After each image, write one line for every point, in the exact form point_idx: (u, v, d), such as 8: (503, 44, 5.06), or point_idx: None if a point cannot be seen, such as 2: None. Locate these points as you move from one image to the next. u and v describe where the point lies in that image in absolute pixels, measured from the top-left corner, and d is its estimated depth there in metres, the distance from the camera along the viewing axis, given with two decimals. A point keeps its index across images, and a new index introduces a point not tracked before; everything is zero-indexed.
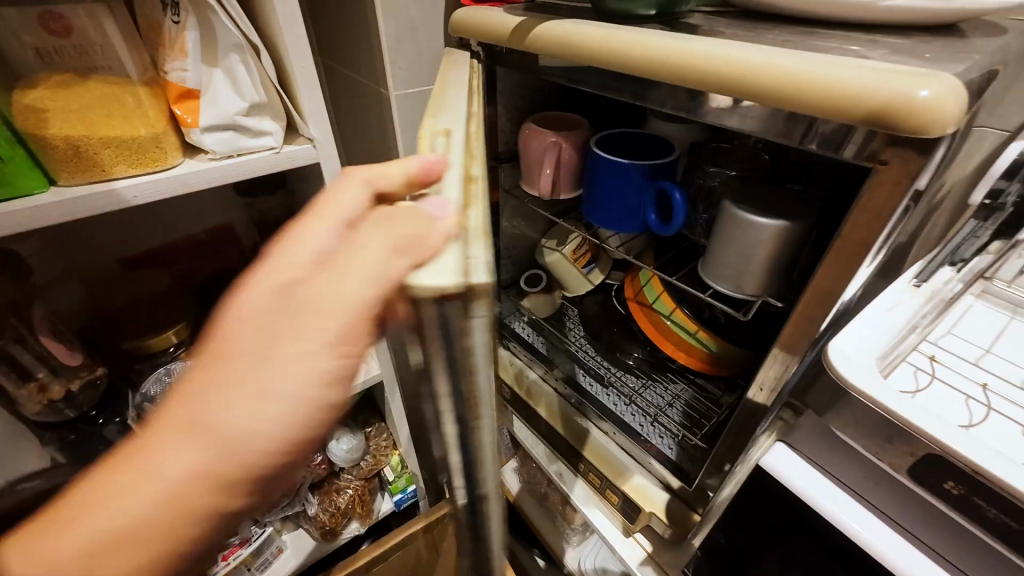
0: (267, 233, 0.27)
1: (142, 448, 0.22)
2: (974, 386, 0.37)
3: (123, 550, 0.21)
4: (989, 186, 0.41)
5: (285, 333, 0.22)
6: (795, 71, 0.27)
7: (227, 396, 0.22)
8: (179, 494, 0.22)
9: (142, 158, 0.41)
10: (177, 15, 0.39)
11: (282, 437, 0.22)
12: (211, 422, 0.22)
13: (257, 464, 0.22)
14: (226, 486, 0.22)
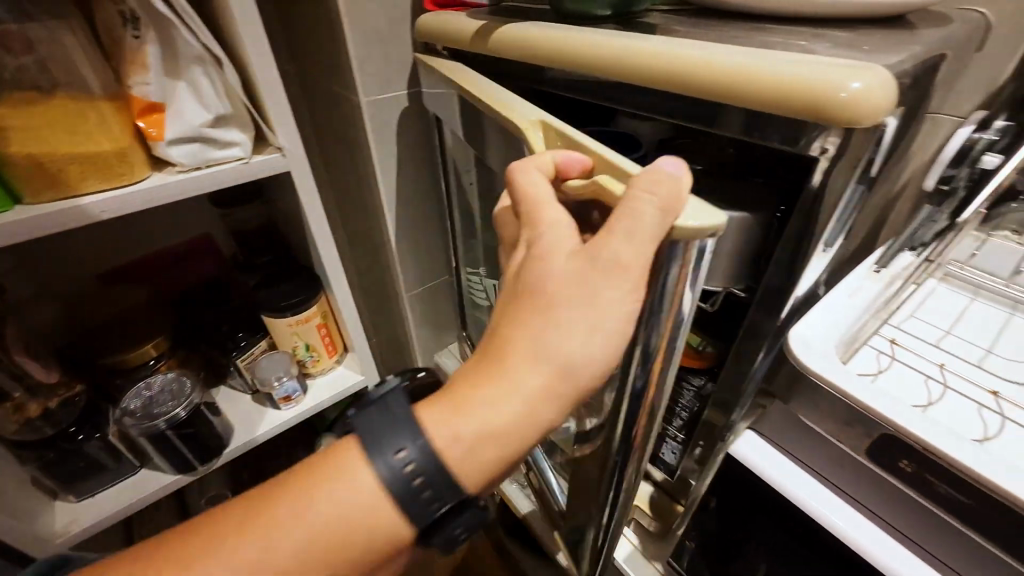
0: (539, 209, 0.29)
1: (511, 371, 0.29)
2: (932, 366, 0.38)
3: (492, 441, 0.29)
4: (940, 171, 0.41)
5: (596, 285, 0.27)
6: (738, 68, 0.28)
7: (543, 341, 0.28)
8: (523, 414, 0.29)
9: (108, 173, 0.42)
10: (137, 30, 0.39)
11: (598, 360, 0.28)
12: (553, 352, 0.28)
13: (580, 378, 0.29)
14: (566, 394, 0.29)
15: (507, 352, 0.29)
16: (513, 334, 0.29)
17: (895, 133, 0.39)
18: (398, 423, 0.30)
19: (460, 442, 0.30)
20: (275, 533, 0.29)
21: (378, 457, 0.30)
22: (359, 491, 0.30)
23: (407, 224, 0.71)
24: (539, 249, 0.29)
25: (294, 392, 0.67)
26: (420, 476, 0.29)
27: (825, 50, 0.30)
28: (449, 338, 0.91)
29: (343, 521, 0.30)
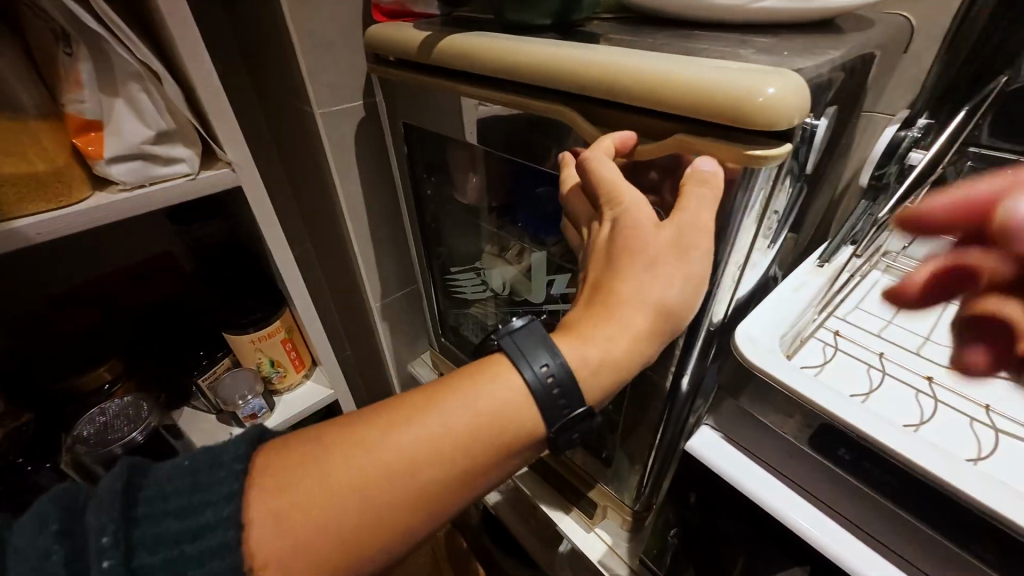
0: (615, 182, 0.32)
1: (614, 326, 0.32)
2: (873, 355, 0.40)
3: (607, 369, 0.32)
4: (872, 167, 0.44)
5: (692, 239, 0.31)
6: (670, 75, 0.30)
7: (645, 289, 0.31)
8: (630, 348, 0.32)
9: (45, 194, 0.40)
10: (69, 47, 0.38)
11: (684, 303, 0.32)
12: (650, 302, 0.31)
13: (669, 322, 0.32)
14: (656, 336, 0.33)
15: (616, 294, 0.32)
16: (624, 273, 0.32)
17: (826, 131, 0.40)
18: (539, 342, 0.33)
19: (582, 370, 0.32)
20: (432, 421, 0.31)
21: (522, 371, 0.32)
22: (509, 388, 0.32)
23: (372, 235, 0.70)
24: (640, 202, 0.32)
25: (259, 410, 0.65)
26: (557, 387, 0.31)
27: (749, 57, 0.31)
28: (421, 347, 0.90)
29: (495, 409, 0.32)
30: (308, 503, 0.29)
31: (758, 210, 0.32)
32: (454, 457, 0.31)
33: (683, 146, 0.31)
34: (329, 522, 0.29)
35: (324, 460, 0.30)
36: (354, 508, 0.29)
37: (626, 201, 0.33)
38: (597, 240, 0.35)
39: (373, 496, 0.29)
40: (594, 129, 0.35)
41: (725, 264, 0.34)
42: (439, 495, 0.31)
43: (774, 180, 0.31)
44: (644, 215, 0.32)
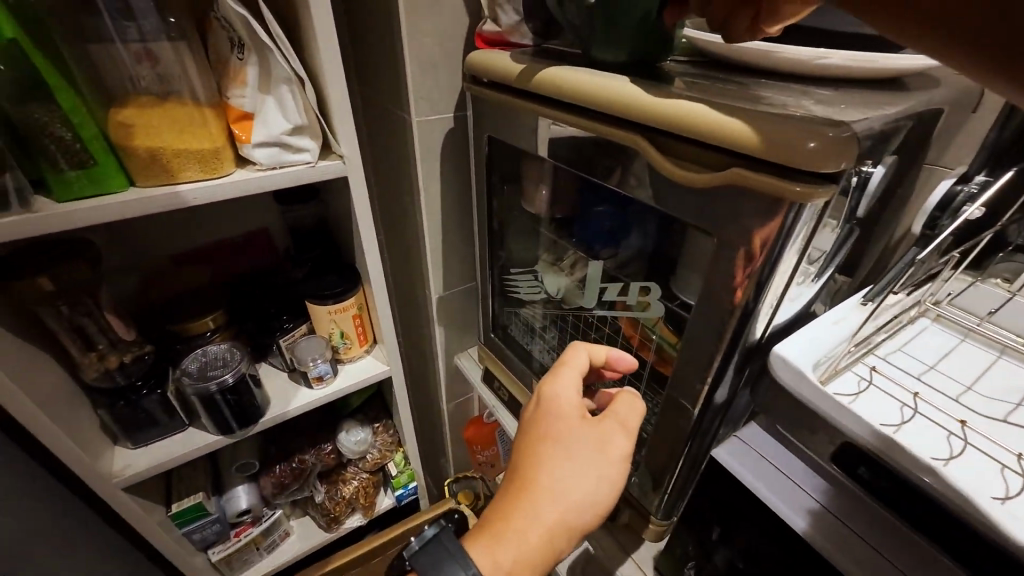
0: (557, 386, 0.49)
1: (537, 505, 0.42)
2: (907, 393, 0.41)
3: (522, 563, 0.40)
4: (925, 218, 0.46)
5: (603, 450, 0.45)
6: (732, 116, 0.34)
7: (564, 476, 0.43)
8: (545, 541, 0.41)
9: (205, 166, 0.50)
10: (242, 54, 0.48)
11: (594, 502, 0.43)
12: (566, 490, 0.42)
13: (579, 517, 0.42)
14: (565, 528, 0.42)
15: (537, 486, 0.42)
16: (537, 472, 0.43)
17: (881, 179, 0.43)
18: (451, 558, 0.43)
19: (497, 566, 0.41)
20: None
21: None
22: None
23: (443, 233, 0.78)
24: (555, 415, 0.47)
25: (326, 373, 0.74)
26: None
27: (810, 107, 0.35)
28: (470, 342, 0.97)
29: None
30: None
31: (801, 243, 0.36)
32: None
33: (735, 179, 0.35)
34: None
35: None
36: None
37: (545, 414, 0.48)
38: (540, 413, 0.48)
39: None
40: (661, 156, 0.40)
41: (768, 287, 0.38)
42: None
43: (818, 217, 0.35)
44: (558, 427, 0.46)
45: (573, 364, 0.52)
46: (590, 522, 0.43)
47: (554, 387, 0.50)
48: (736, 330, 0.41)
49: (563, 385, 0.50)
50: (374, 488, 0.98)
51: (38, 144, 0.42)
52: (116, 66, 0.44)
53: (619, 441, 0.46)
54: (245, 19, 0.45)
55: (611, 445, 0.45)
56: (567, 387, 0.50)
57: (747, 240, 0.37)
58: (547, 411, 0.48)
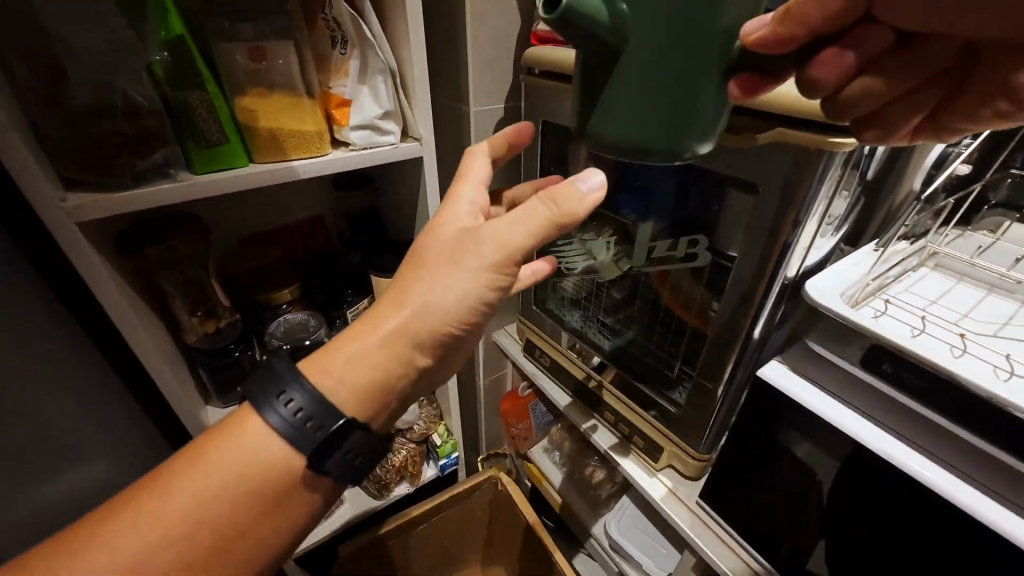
0: (450, 194, 0.44)
1: (378, 318, 0.41)
2: (916, 317, 0.50)
3: (358, 368, 0.41)
4: (923, 177, 0.56)
5: (460, 260, 0.40)
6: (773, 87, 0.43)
7: (411, 288, 0.40)
8: (381, 351, 0.41)
9: (310, 146, 0.58)
10: (345, 49, 0.56)
11: (444, 314, 0.40)
12: (412, 302, 0.40)
13: (423, 326, 0.40)
14: (407, 339, 0.41)
15: (386, 298, 0.42)
16: (396, 282, 0.42)
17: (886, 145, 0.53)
18: (279, 384, 0.40)
19: (332, 371, 0.41)
20: (195, 494, 0.39)
21: (270, 415, 0.40)
22: (255, 440, 0.40)
23: None
24: (431, 224, 0.43)
25: None
26: (303, 414, 0.39)
27: None
28: (506, 320, 1.05)
29: (254, 463, 0.40)
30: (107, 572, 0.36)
31: (830, 189, 0.45)
32: (229, 501, 0.39)
33: (779, 137, 0.43)
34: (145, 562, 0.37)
35: (132, 509, 0.38)
36: (143, 560, 0.37)
37: (423, 228, 0.43)
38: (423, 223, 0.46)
39: (148, 563, 0.37)
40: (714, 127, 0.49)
41: (803, 225, 0.46)
42: (224, 534, 0.40)
43: (844, 168, 0.44)
44: (426, 237, 0.42)
45: (478, 170, 0.46)
46: (441, 330, 0.41)
47: (449, 193, 0.44)
48: (775, 268, 0.50)
49: (452, 204, 0.44)
50: (419, 459, 1.04)
51: (187, 125, 0.50)
52: (240, 61, 0.52)
53: (482, 250, 0.40)
54: (355, 19, 0.53)
55: (471, 256, 0.40)
56: (464, 195, 0.44)
57: (788, 190, 0.45)
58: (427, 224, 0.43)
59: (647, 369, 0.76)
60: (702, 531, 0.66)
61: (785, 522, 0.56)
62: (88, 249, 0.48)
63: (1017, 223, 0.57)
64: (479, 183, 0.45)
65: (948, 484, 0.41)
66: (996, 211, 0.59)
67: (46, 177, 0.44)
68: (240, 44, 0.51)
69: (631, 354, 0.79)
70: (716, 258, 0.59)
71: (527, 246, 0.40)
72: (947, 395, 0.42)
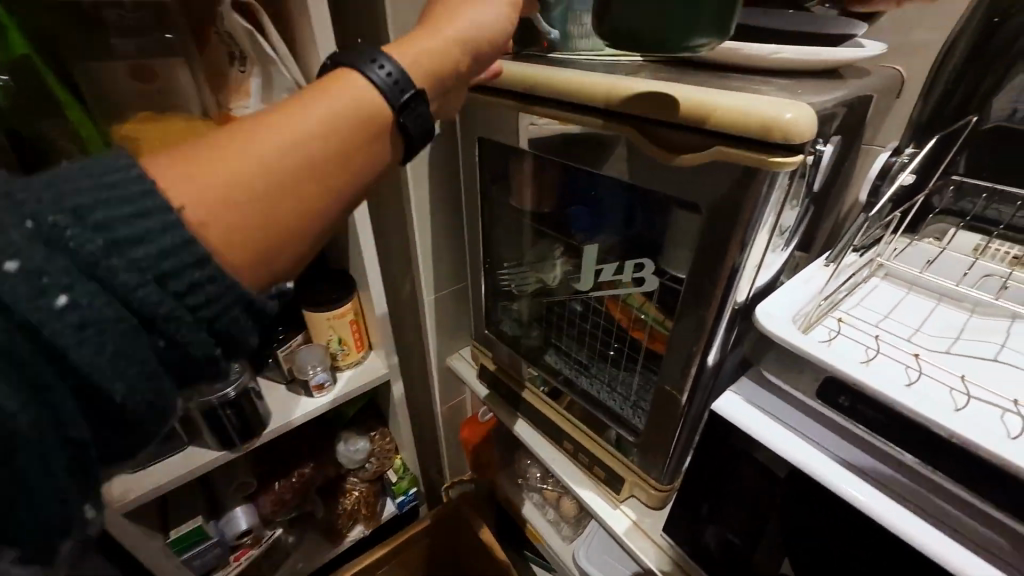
0: None
1: (435, 19, 0.40)
2: (870, 336, 0.48)
3: (427, 60, 0.38)
4: (869, 187, 0.54)
5: None
6: (712, 104, 0.39)
7: (457, 8, 0.41)
8: (446, 45, 0.39)
9: None
10: (245, 67, 0.50)
11: (491, 21, 0.41)
12: (461, 10, 0.40)
13: (473, 32, 0.40)
14: (465, 37, 0.40)
15: (430, 21, 0.40)
16: (431, 21, 0.40)
17: (830, 156, 0.50)
18: (368, 53, 0.36)
19: (404, 52, 0.38)
20: (291, 122, 0.32)
21: (363, 73, 0.35)
22: (357, 88, 0.35)
23: (432, 236, 0.80)
24: None
25: (326, 381, 0.75)
26: (394, 78, 0.35)
27: (772, 94, 0.42)
28: (461, 344, 0.99)
29: (352, 111, 0.34)
30: (234, 169, 0.31)
31: (775, 209, 0.42)
32: (341, 142, 0.34)
33: (718, 156, 0.40)
34: (246, 189, 0.31)
35: (216, 153, 0.31)
36: (266, 184, 0.31)
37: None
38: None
39: (274, 159, 0.32)
40: (650, 141, 0.45)
41: (751, 246, 0.43)
42: (337, 162, 0.34)
43: (786, 188, 0.41)
44: None
45: None
46: (485, 50, 0.42)
47: None
48: (724, 294, 0.46)
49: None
50: (374, 498, 0.97)
51: None
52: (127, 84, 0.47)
53: None
54: (250, 32, 0.47)
55: None
56: None
57: (731, 210, 0.42)
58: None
59: (606, 393, 0.72)
60: (669, 568, 0.62)
61: (749, 557, 0.52)
62: None
63: (962, 230, 0.56)
64: None
65: (895, 517, 0.39)
66: (942, 218, 0.58)
67: None
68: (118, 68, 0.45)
69: (590, 377, 0.75)
70: (665, 281, 0.56)
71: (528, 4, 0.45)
72: (905, 427, 0.39)
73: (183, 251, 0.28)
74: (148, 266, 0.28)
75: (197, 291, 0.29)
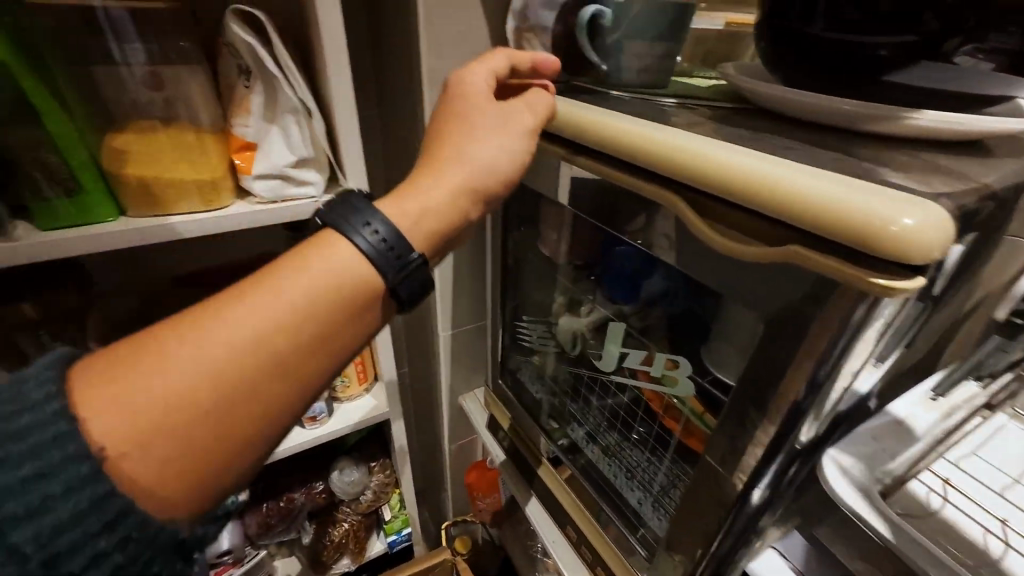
0: (465, 74, 0.41)
1: (440, 159, 0.37)
2: (992, 518, 0.40)
3: (430, 216, 0.35)
4: (1011, 305, 0.47)
5: (501, 113, 0.39)
6: (790, 187, 0.28)
7: (467, 150, 0.37)
8: (451, 199, 0.36)
9: (203, 197, 0.47)
10: (249, 82, 0.45)
11: (503, 165, 0.38)
12: (467, 155, 0.37)
13: (477, 180, 0.37)
14: (472, 187, 0.36)
15: (437, 157, 0.37)
16: (438, 150, 0.37)
17: (960, 256, 0.36)
18: (360, 210, 0.32)
19: (404, 212, 0.34)
20: (249, 311, 0.27)
21: (347, 237, 0.31)
22: (344, 260, 0.31)
23: (454, 271, 0.74)
24: (457, 103, 0.39)
25: (320, 412, 0.70)
26: (387, 242, 0.31)
27: (885, 173, 0.30)
28: (476, 383, 0.91)
29: (322, 289, 0.29)
30: (175, 375, 0.25)
31: (880, 328, 0.30)
32: (324, 322, 0.29)
33: (795, 258, 0.29)
34: (186, 406, 0.25)
35: (144, 361, 0.25)
36: (214, 394, 0.26)
37: (457, 87, 0.40)
38: (439, 110, 0.40)
39: (228, 360, 0.26)
40: (700, 218, 0.34)
41: (827, 383, 0.31)
42: (314, 349, 0.29)
43: (896, 306, 0.29)
44: (465, 110, 0.39)
45: (499, 64, 0.43)
46: (496, 194, 0.38)
47: (457, 78, 0.41)
48: (782, 429, 0.34)
49: (478, 68, 0.41)
50: (364, 533, 0.91)
51: (26, 170, 0.41)
52: (132, 90, 0.43)
53: (524, 118, 0.40)
54: (252, 47, 0.43)
55: (516, 126, 0.39)
56: (478, 77, 0.41)
57: (798, 327, 0.31)
58: (453, 96, 0.40)
59: (624, 479, 0.60)
60: None
61: None
62: None
63: None
64: (496, 79, 0.42)
65: None
66: None
67: None
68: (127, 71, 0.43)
69: (608, 458, 0.63)
70: (705, 380, 0.44)
71: (537, 129, 0.41)
72: None
73: (100, 507, 0.24)
74: (41, 546, 0.23)
75: (100, 562, 0.24)
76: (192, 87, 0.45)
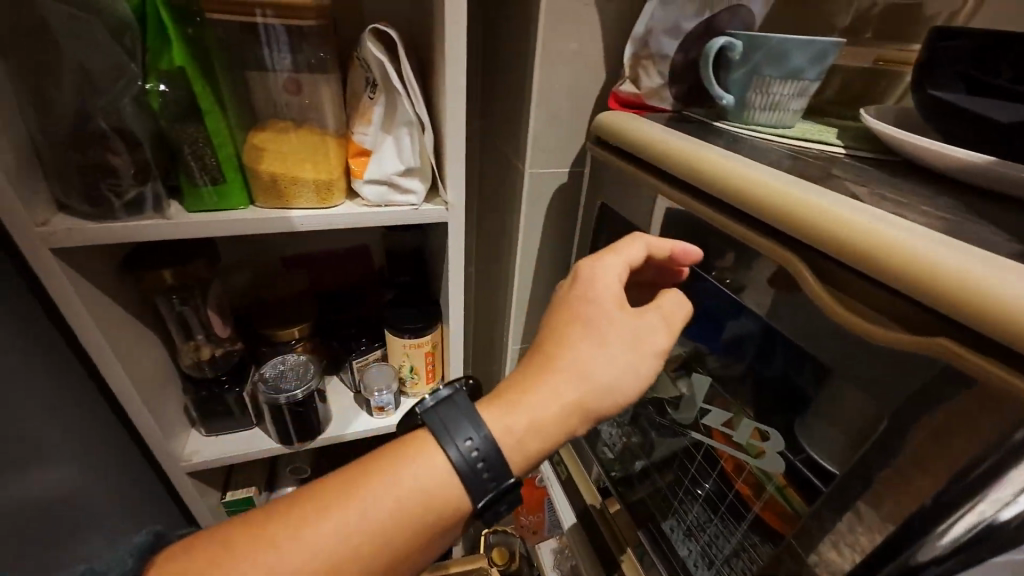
0: (598, 268, 0.43)
1: (554, 375, 0.41)
2: None
3: (535, 437, 0.40)
4: None
5: (627, 328, 0.41)
6: (935, 263, 0.25)
7: (586, 369, 0.40)
8: (563, 417, 0.40)
9: (319, 196, 0.51)
10: (374, 93, 0.48)
11: (620, 390, 0.41)
12: (586, 374, 0.40)
13: (590, 400, 0.40)
14: (585, 407, 0.40)
15: (553, 366, 0.41)
16: (559, 353, 0.41)
17: None
18: (463, 424, 0.39)
19: (511, 431, 0.40)
20: (329, 530, 0.35)
21: (448, 448, 0.38)
22: (436, 470, 0.38)
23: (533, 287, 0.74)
24: (587, 301, 0.42)
25: (387, 404, 0.70)
26: (480, 459, 0.38)
27: None
28: None
29: (390, 518, 0.36)
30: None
31: None
32: (406, 532, 0.37)
33: (942, 353, 0.25)
34: None
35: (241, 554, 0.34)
36: None
37: (586, 282, 0.43)
38: (563, 295, 0.45)
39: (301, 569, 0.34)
40: (818, 283, 0.31)
41: (961, 501, 0.27)
42: (394, 552, 0.37)
43: None
44: (589, 314, 0.42)
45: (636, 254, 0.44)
46: (612, 409, 0.41)
47: (590, 271, 0.44)
48: (891, 538, 0.30)
49: (611, 261, 0.43)
50: None
51: (183, 157, 0.47)
52: (276, 93, 0.48)
53: (657, 335, 0.42)
54: (382, 63, 0.46)
55: (645, 345, 0.41)
56: (612, 274, 0.43)
57: (928, 430, 0.27)
58: (577, 295, 0.43)
59: (682, 538, 0.56)
60: None
61: None
62: (63, 276, 0.47)
63: None
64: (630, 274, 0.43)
65: None
66: None
67: (28, 196, 0.44)
68: (273, 77, 0.48)
69: (666, 509, 0.59)
70: (796, 458, 0.39)
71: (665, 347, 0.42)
72: None
73: None
74: None
75: None
76: (324, 93, 0.50)
